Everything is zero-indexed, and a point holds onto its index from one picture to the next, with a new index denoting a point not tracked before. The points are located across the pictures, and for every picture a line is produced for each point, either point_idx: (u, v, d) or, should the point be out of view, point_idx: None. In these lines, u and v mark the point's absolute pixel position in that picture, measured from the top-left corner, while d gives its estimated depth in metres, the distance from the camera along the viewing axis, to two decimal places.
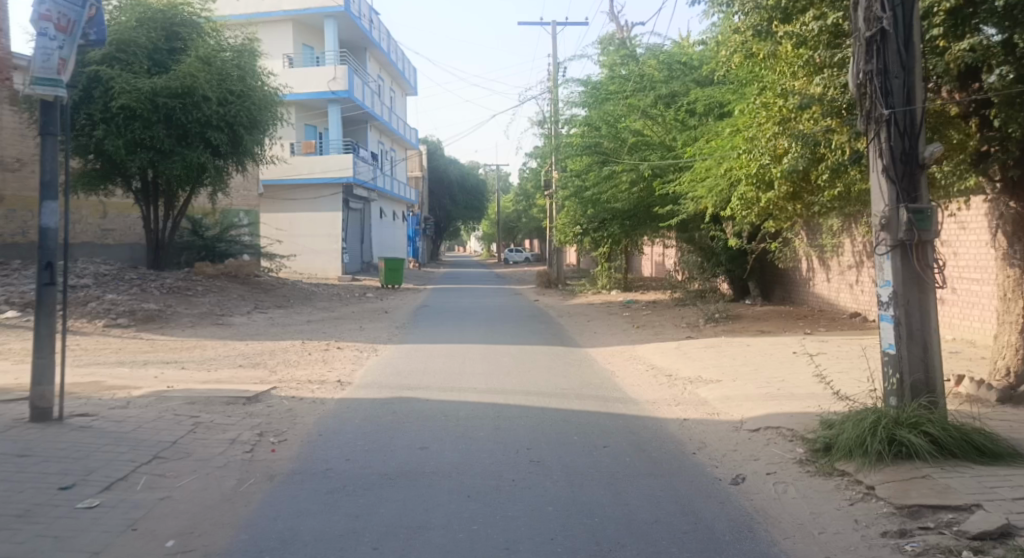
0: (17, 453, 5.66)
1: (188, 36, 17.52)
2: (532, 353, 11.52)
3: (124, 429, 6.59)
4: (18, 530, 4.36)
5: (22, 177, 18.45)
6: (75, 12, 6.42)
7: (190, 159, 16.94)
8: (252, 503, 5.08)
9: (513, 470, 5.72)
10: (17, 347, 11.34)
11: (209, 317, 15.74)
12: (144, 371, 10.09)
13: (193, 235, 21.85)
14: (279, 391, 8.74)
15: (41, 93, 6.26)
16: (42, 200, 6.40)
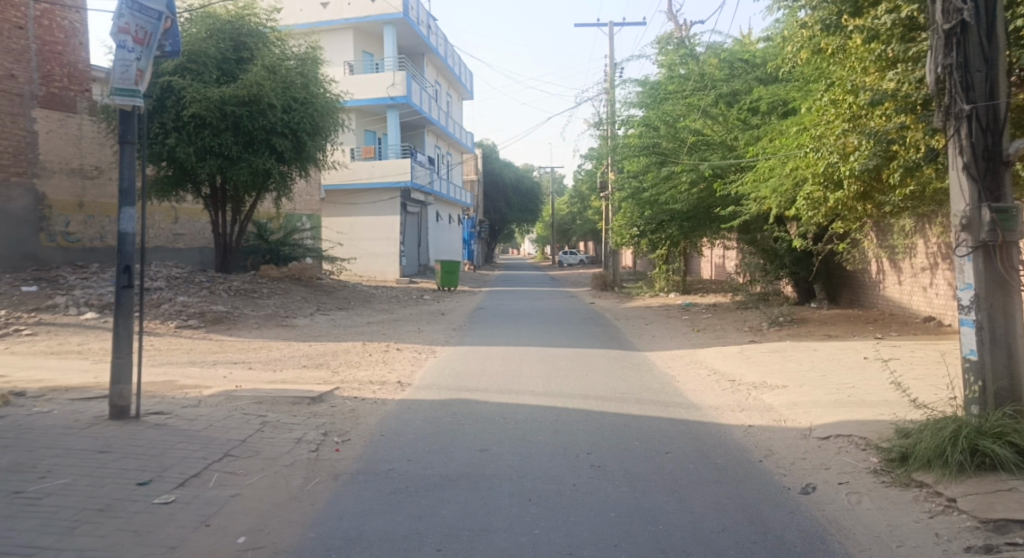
0: (98, 450, 5.91)
1: (254, 46, 18.05)
2: (590, 356, 11.44)
3: (196, 428, 6.81)
4: (100, 523, 4.54)
5: (100, 184, 19.26)
6: (152, 25, 6.68)
7: (256, 165, 17.43)
8: (318, 502, 5.16)
9: (574, 475, 5.68)
10: (96, 348, 11.86)
11: (274, 318, 16.17)
12: (213, 371, 10.42)
13: (258, 239, 22.48)
14: (342, 392, 8.90)
15: (120, 103, 6.54)
16: (120, 206, 6.68)
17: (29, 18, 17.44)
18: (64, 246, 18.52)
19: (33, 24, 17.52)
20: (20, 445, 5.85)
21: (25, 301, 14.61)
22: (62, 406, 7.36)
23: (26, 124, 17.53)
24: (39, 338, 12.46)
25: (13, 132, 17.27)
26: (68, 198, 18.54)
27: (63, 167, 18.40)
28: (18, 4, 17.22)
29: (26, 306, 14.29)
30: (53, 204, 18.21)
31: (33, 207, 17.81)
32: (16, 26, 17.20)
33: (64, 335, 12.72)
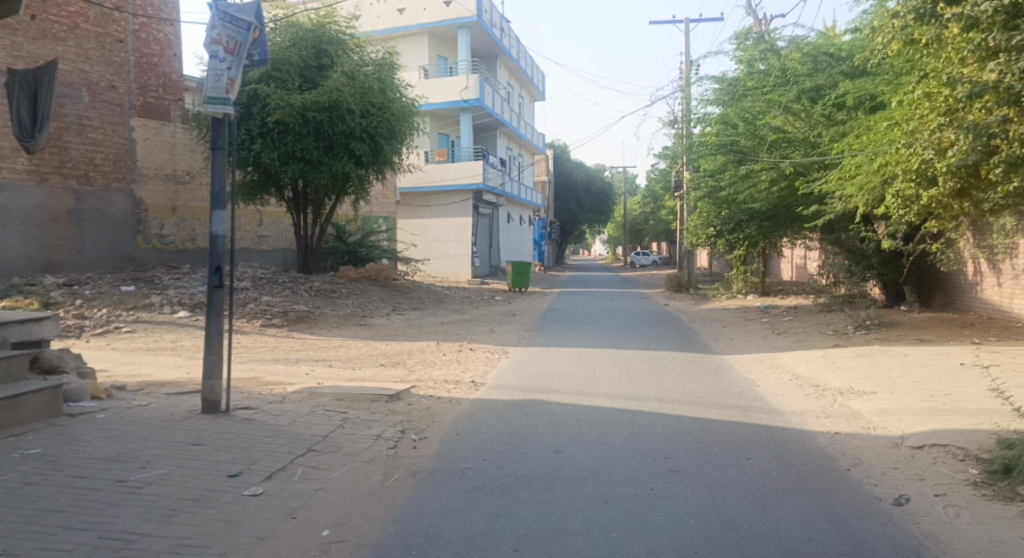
0: (192, 442, 6.20)
1: (335, 53, 18.58)
2: (665, 359, 11.27)
3: (282, 423, 7.05)
4: (195, 513, 4.75)
5: (191, 189, 20.21)
6: (241, 35, 6.99)
7: (336, 169, 17.91)
8: (398, 498, 5.26)
9: (652, 479, 5.59)
10: (188, 345, 12.46)
11: (353, 318, 16.58)
12: (297, 368, 10.78)
13: (337, 241, 23.11)
14: (418, 390, 9.05)
15: (212, 111, 6.86)
16: (212, 210, 6.99)
17: (129, 31, 18.50)
18: (158, 247, 19.50)
19: (132, 37, 18.58)
20: (122, 435, 6.19)
21: (124, 300, 15.46)
22: (159, 400, 7.75)
23: (125, 133, 18.55)
24: (136, 335, 13.16)
25: (114, 140, 18.27)
26: (162, 202, 19.51)
27: (158, 173, 19.36)
28: (119, 19, 18.29)
29: (125, 305, 15.11)
30: (149, 208, 19.20)
31: (132, 211, 18.81)
32: (117, 40, 18.25)
33: (159, 332, 13.40)
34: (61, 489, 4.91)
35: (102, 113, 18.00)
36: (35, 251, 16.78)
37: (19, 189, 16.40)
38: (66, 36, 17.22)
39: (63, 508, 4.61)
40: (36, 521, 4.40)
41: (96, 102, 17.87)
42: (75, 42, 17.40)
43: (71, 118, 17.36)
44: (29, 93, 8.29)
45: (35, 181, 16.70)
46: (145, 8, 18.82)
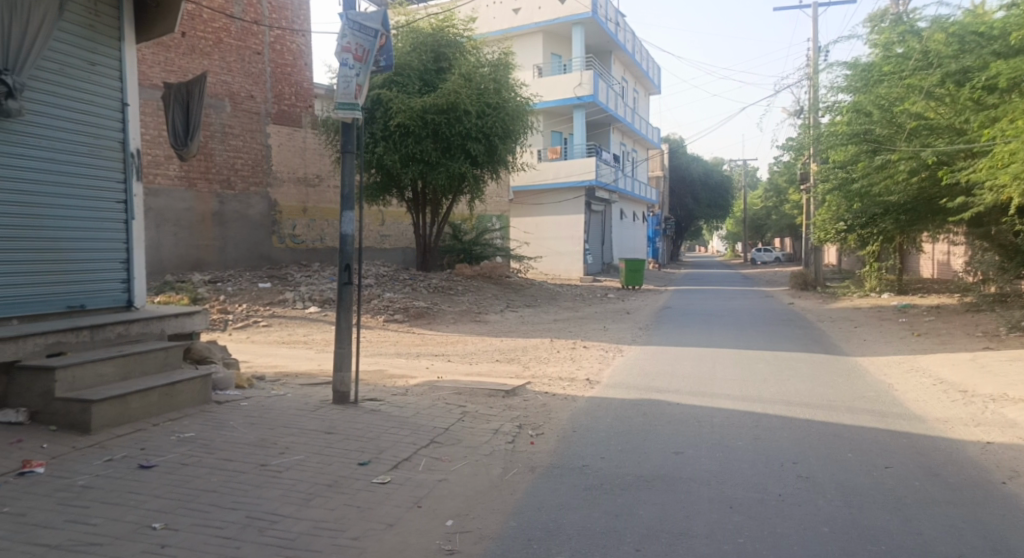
0: (325, 430, 6.54)
1: (452, 56, 19.06)
2: (791, 360, 10.81)
3: (405, 415, 7.32)
4: (330, 497, 5.02)
5: (320, 192, 21.30)
6: (368, 42, 7.29)
7: (453, 169, 18.34)
8: (518, 492, 5.32)
9: (780, 485, 5.37)
10: (319, 339, 13.15)
11: (469, 314, 16.91)
12: (418, 362, 11.14)
13: (453, 239, 23.65)
14: (534, 387, 9.13)
15: (342, 117, 7.18)
16: (342, 210, 7.34)
17: (266, 44, 19.75)
18: (291, 247, 20.68)
19: (268, 49, 19.81)
20: (263, 423, 6.62)
21: (261, 296, 16.52)
22: (294, 390, 8.23)
23: (262, 139, 19.80)
24: (272, 329, 14.03)
25: (252, 146, 19.55)
26: (294, 203, 20.68)
27: (291, 176, 20.53)
28: (257, 32, 19.55)
29: (262, 301, 16.14)
30: (283, 210, 20.38)
31: (267, 213, 20.05)
32: (255, 52, 19.52)
33: (292, 327, 14.22)
34: (212, 470, 5.32)
35: (242, 122, 19.30)
36: (185, 250, 18.22)
37: (172, 194, 17.87)
38: (211, 51, 18.58)
39: (213, 488, 4.99)
40: (192, 498, 4.79)
41: (237, 111, 19.18)
42: (219, 55, 18.74)
43: (215, 127, 18.73)
44: (182, 104, 9.01)
45: (185, 185, 18.12)
46: (280, 21, 20.03)
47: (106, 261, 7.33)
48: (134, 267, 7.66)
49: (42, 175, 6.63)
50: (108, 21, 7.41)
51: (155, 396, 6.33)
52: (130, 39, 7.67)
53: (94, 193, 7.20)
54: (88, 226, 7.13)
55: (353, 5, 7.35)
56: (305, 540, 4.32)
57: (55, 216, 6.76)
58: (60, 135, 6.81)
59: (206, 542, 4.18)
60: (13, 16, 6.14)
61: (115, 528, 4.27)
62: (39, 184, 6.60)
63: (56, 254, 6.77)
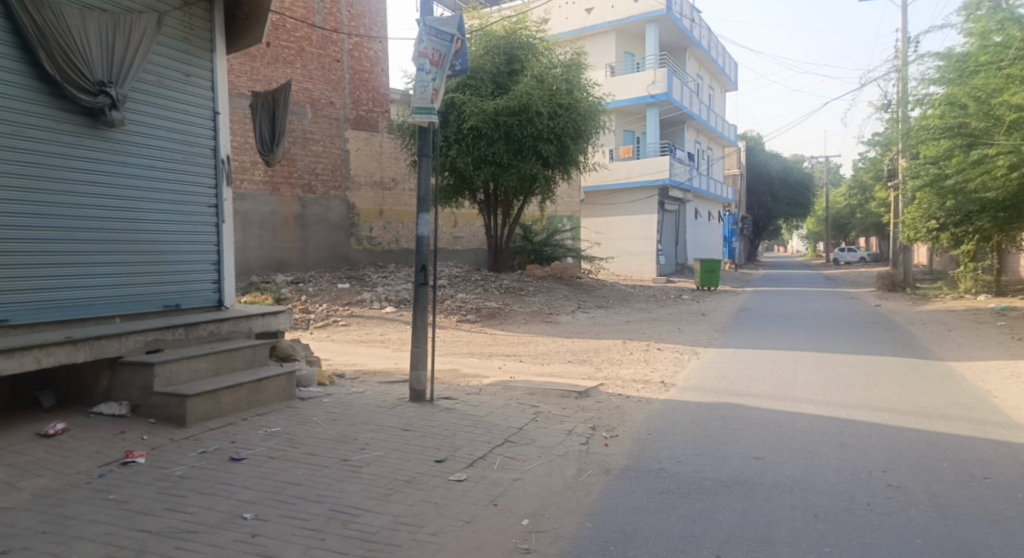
0: (403, 428, 6.68)
1: (525, 57, 19.17)
2: (877, 364, 10.38)
3: (480, 414, 7.40)
4: (408, 493, 5.12)
5: (396, 194, 21.76)
6: (445, 47, 7.41)
7: (525, 170, 18.39)
8: (593, 494, 5.30)
9: (868, 494, 5.17)
10: (395, 338, 13.44)
11: (540, 315, 16.93)
12: (491, 362, 11.23)
13: (525, 240, 23.72)
14: (607, 389, 9.07)
15: (419, 121, 7.35)
16: (418, 213, 7.49)
17: (345, 51, 20.31)
18: (368, 248, 21.19)
19: (347, 57, 20.37)
20: (344, 419, 6.82)
21: (340, 296, 17.00)
22: (372, 387, 8.44)
23: (341, 144, 20.37)
24: (350, 328, 14.42)
25: (331, 151, 20.14)
26: (371, 206, 21.18)
27: (368, 180, 21.04)
28: (337, 40, 20.15)
29: (341, 301, 16.63)
30: (361, 212, 20.91)
31: (346, 216, 20.60)
32: (334, 59, 20.10)
33: (369, 326, 14.58)
34: (297, 464, 5.52)
35: (323, 127, 19.91)
36: (269, 252, 18.95)
37: (256, 198, 18.60)
38: (294, 59, 19.25)
39: (299, 481, 5.18)
40: (279, 491, 4.98)
41: (318, 117, 19.81)
42: (301, 64, 19.40)
43: (297, 133, 19.40)
44: (268, 111, 9.37)
45: (269, 190, 18.84)
46: (358, 29, 20.56)
47: (198, 262, 7.70)
48: (224, 268, 8.02)
49: (141, 182, 7.01)
50: (201, 34, 7.77)
51: (244, 392, 6.61)
52: (221, 50, 8.03)
53: (188, 198, 7.57)
54: (183, 229, 7.50)
55: (431, 9, 7.48)
56: (385, 534, 4.43)
57: (153, 221, 7.14)
58: (157, 144, 7.20)
59: (293, 533, 4.34)
60: (116, 32, 6.52)
61: (209, 516, 4.49)
62: (139, 190, 6.98)
63: (154, 257, 7.15)
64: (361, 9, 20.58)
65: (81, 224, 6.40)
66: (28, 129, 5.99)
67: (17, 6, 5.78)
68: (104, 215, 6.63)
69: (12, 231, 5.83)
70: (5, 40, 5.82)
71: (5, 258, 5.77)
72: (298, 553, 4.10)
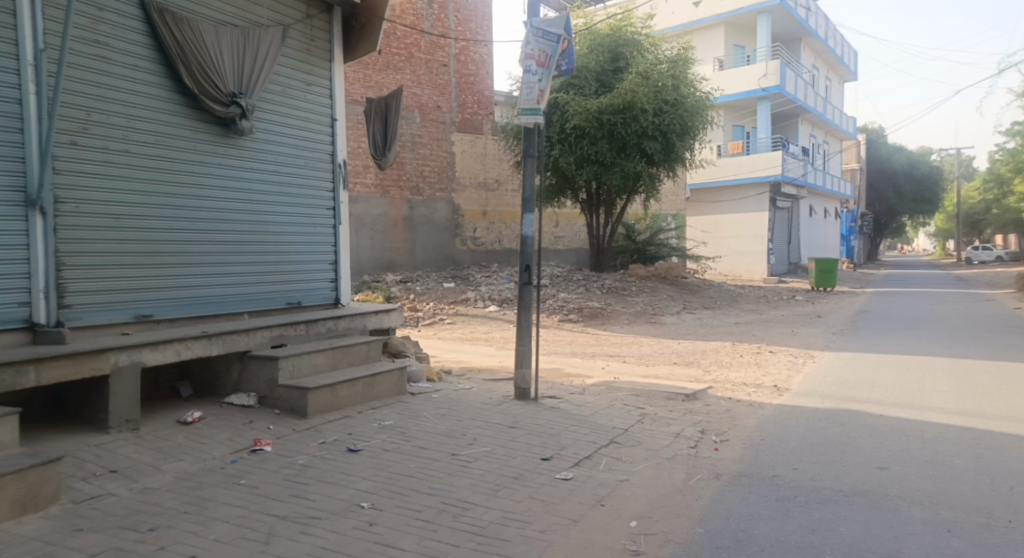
0: (509, 425, 6.77)
1: (630, 54, 18.94)
2: (1015, 372, 9.56)
3: (584, 414, 7.38)
4: (516, 489, 5.20)
5: (499, 195, 22.03)
6: (551, 48, 7.44)
7: (628, 169, 18.15)
8: (704, 499, 5.18)
9: (1009, 510, 4.80)
10: (498, 336, 13.62)
11: (645, 316, 16.70)
12: (594, 363, 11.17)
13: (628, 240, 23.45)
14: (715, 392, 8.84)
15: (524, 122, 7.41)
16: (523, 213, 7.56)
17: (451, 56, 20.74)
18: (472, 248, 21.58)
19: (454, 61, 20.80)
20: (452, 414, 7.00)
21: (446, 295, 17.43)
22: (479, 384, 8.60)
23: (446, 147, 20.84)
24: (456, 326, 14.74)
25: (438, 153, 20.65)
26: (476, 207, 21.57)
27: (472, 182, 21.41)
28: (444, 45, 20.62)
29: (447, 299, 17.03)
30: (466, 213, 21.34)
31: (451, 216, 21.06)
32: (442, 64, 20.58)
33: (474, 324, 14.87)
34: (410, 457, 5.71)
35: (430, 131, 20.46)
36: (379, 252, 19.69)
37: (368, 201, 19.34)
38: (403, 66, 19.89)
39: (411, 473, 5.36)
40: (393, 482, 5.16)
41: (425, 121, 20.37)
42: (410, 69, 20.01)
43: (406, 137, 20.04)
44: (381, 116, 9.72)
45: (380, 193, 19.55)
46: (465, 33, 20.95)
47: (318, 262, 8.10)
48: (341, 268, 8.40)
49: (267, 187, 7.44)
50: (321, 44, 8.16)
51: (359, 386, 6.90)
52: (339, 60, 8.39)
53: (309, 201, 7.98)
54: (305, 231, 7.92)
55: (538, 10, 7.56)
56: (495, 529, 4.51)
57: (277, 223, 7.57)
58: (281, 150, 7.63)
59: (408, 524, 4.49)
60: (246, 45, 6.98)
61: (330, 504, 4.71)
62: (265, 194, 7.42)
63: (278, 257, 7.59)
64: (468, 14, 20.97)
65: (214, 225, 6.86)
66: (170, 140, 6.48)
67: (162, 25, 6.29)
68: (235, 218, 7.08)
69: (156, 233, 6.32)
70: (151, 57, 6.32)
71: (150, 258, 6.27)
72: (412, 543, 4.25)
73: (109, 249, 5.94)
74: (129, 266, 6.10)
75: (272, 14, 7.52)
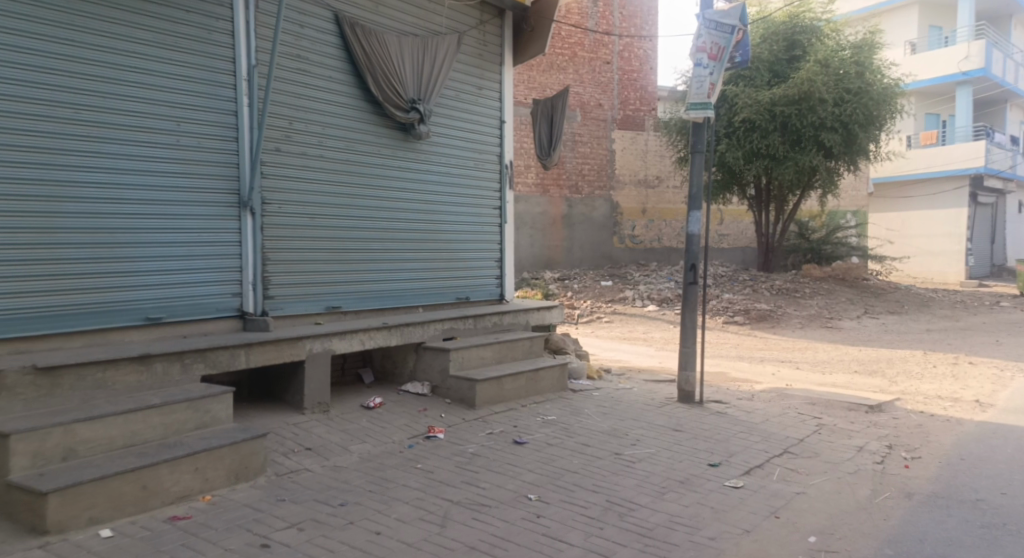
0: (673, 427, 6.64)
1: (808, 42, 17.92)
2: None
3: (754, 420, 7.08)
4: (683, 494, 5.08)
5: (660, 192, 21.63)
6: (724, 39, 7.20)
7: (802, 163, 17.10)
8: (893, 519, 4.79)
9: None
10: (658, 336, 13.36)
11: (819, 319, 15.69)
12: (764, 368, 10.65)
13: (800, 238, 22.17)
14: (904, 404, 8.13)
15: (693, 117, 7.22)
16: (689, 210, 7.36)
17: (615, 53, 20.62)
18: (631, 247, 21.31)
19: (617, 58, 20.67)
20: (615, 414, 6.97)
21: (604, 293, 17.40)
22: (640, 385, 8.50)
23: (608, 144, 20.77)
24: (614, 325, 14.65)
25: (598, 151, 20.63)
26: (635, 205, 21.29)
27: (633, 179, 21.18)
28: (608, 43, 20.53)
29: (604, 298, 16.97)
30: (625, 211, 21.13)
31: (610, 215, 20.93)
32: (605, 62, 20.51)
33: (632, 324, 14.69)
34: (575, 453, 5.76)
35: (591, 129, 20.49)
36: (538, 250, 20.03)
37: (529, 200, 19.70)
38: (566, 65, 20.06)
39: (576, 469, 5.41)
40: (559, 477, 5.24)
41: (587, 120, 20.43)
42: (573, 69, 20.14)
43: (567, 136, 20.24)
44: (547, 117, 9.86)
45: (540, 192, 19.83)
46: (629, 29, 20.77)
47: (485, 260, 8.39)
48: (506, 265, 8.64)
49: (440, 188, 7.80)
50: (493, 49, 8.43)
51: (523, 380, 7.07)
52: (509, 63, 8.64)
53: (479, 201, 8.28)
54: (474, 229, 8.23)
55: (711, 2, 7.31)
56: (663, 532, 4.45)
57: (449, 222, 7.91)
58: (455, 152, 7.97)
59: (575, 519, 4.54)
60: (425, 54, 7.39)
61: (499, 493, 4.86)
62: (439, 194, 7.79)
63: (450, 255, 7.94)
64: (633, 9, 20.75)
65: (394, 225, 7.30)
66: (359, 145, 6.98)
67: (354, 39, 6.78)
68: (412, 217, 7.49)
69: (345, 232, 6.83)
70: (343, 69, 6.83)
71: (339, 255, 6.79)
72: (580, 538, 4.28)
73: (306, 246, 6.50)
74: (321, 262, 6.62)
75: (450, 22, 7.87)
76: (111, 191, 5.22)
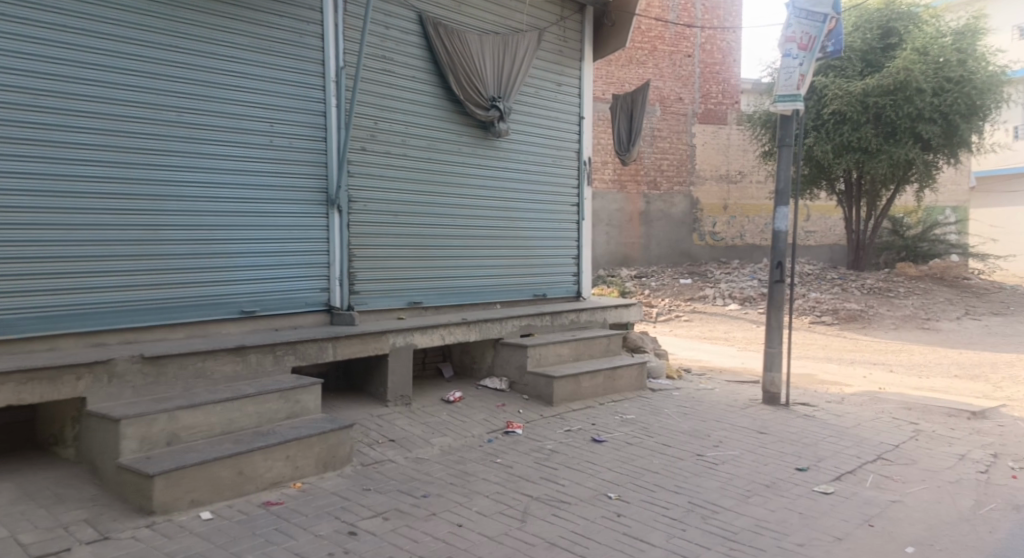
0: (757, 430, 6.46)
1: (903, 29, 17.07)
2: None
3: (845, 425, 6.80)
4: (770, 498, 4.93)
5: (743, 187, 21.06)
6: (816, 28, 6.94)
7: (897, 156, 16.29)
8: (999, 532, 4.51)
9: None
10: (740, 336, 13.01)
11: (915, 320, 14.94)
12: (854, 370, 10.22)
13: (894, 235, 21.15)
14: (1010, 411, 7.65)
15: (782, 109, 6.99)
16: (776, 206, 7.13)
17: (697, 46, 20.20)
18: (711, 244, 20.84)
19: (698, 51, 20.25)
20: (696, 414, 6.83)
21: (683, 292, 17.08)
22: (722, 386, 8.31)
23: (688, 139, 20.37)
24: (693, 324, 14.37)
25: (678, 147, 20.25)
26: (716, 201, 20.80)
27: (714, 174, 20.70)
28: (690, 35, 20.10)
29: (683, 297, 16.65)
30: (705, 207, 20.68)
31: (689, 211, 20.52)
32: (686, 55, 20.13)
33: (713, 323, 14.35)
34: (655, 453, 5.68)
35: (671, 125, 20.14)
36: (616, 247, 19.82)
37: (606, 196, 19.49)
38: (646, 59, 19.79)
39: (657, 469, 5.33)
40: (641, 477, 5.17)
41: (666, 115, 20.09)
42: (653, 63, 19.85)
43: (647, 131, 19.92)
44: (627, 112, 9.74)
45: (618, 188, 19.61)
46: (712, 21, 20.28)
47: (563, 257, 8.37)
48: (584, 262, 8.60)
49: (519, 185, 7.83)
50: (573, 45, 8.40)
51: (601, 379, 7.02)
52: (588, 58, 8.58)
53: (557, 198, 8.27)
54: (552, 226, 8.22)
55: None
56: (748, 536, 4.33)
57: (527, 219, 7.93)
58: (534, 150, 7.98)
59: (657, 519, 4.47)
60: (505, 52, 7.43)
61: (579, 491, 4.84)
62: (518, 191, 7.81)
63: (528, 252, 7.97)
64: (716, 1, 20.27)
65: (474, 222, 7.37)
66: (441, 143, 7.08)
67: (437, 39, 6.89)
68: (491, 214, 7.54)
69: (426, 229, 6.94)
70: (426, 68, 6.94)
71: (422, 251, 6.91)
72: (662, 539, 4.22)
73: (390, 243, 6.65)
74: (404, 259, 6.76)
75: (530, 19, 7.88)
76: (209, 190, 5.48)
